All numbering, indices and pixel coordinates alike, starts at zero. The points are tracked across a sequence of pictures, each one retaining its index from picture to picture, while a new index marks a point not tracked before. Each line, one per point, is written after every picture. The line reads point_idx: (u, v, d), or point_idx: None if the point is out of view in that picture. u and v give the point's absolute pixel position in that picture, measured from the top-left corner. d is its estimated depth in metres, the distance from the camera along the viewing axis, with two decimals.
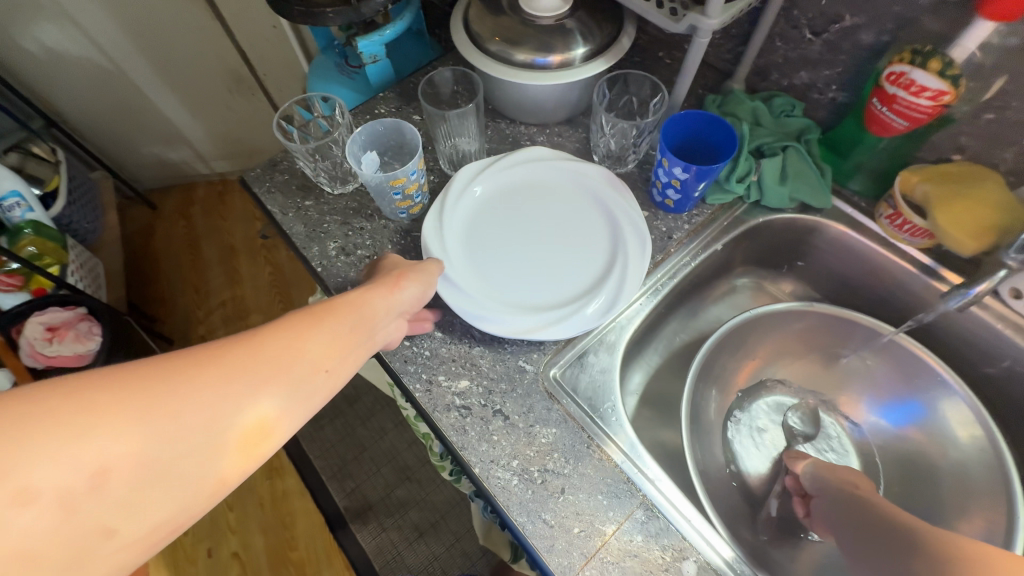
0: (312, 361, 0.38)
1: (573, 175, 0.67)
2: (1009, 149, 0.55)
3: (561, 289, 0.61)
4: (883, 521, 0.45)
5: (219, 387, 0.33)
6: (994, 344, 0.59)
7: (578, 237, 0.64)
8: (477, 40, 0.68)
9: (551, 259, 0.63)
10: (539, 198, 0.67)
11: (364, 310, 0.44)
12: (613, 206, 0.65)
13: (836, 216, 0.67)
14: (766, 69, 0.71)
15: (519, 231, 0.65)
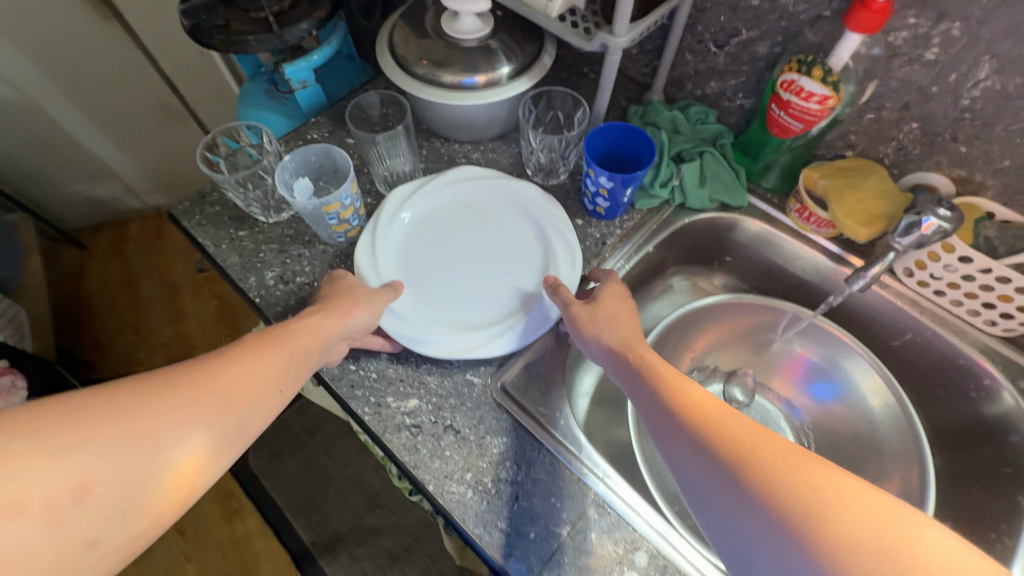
0: (272, 381, 0.45)
1: (503, 190, 0.70)
2: (888, 143, 0.62)
3: (499, 304, 0.63)
4: (667, 394, 0.45)
5: (194, 405, 0.38)
6: (897, 318, 0.66)
7: (510, 251, 0.66)
8: (403, 63, 0.70)
9: (486, 276, 0.65)
10: (473, 216, 0.69)
11: (318, 335, 0.51)
12: (540, 218, 0.67)
13: (754, 212, 0.72)
14: (680, 80, 0.76)
15: (453, 251, 0.66)
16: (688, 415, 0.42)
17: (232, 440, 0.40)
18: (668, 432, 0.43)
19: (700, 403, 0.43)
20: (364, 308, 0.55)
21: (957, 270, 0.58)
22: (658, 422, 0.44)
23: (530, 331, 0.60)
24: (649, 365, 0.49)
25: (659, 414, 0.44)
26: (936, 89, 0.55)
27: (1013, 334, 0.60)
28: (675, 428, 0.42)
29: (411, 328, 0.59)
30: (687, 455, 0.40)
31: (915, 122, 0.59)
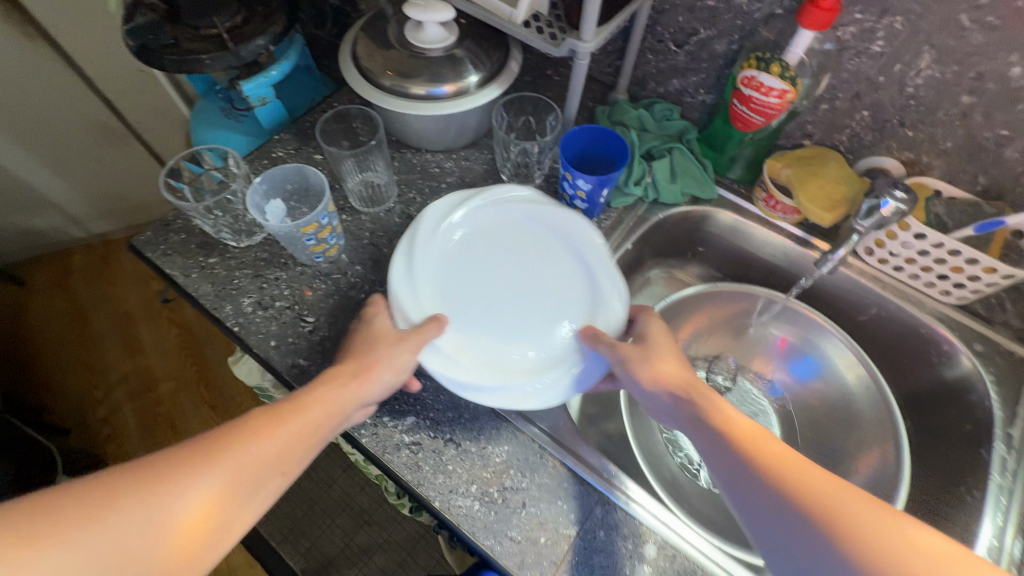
0: (268, 466, 0.43)
1: (542, 217, 0.64)
2: (842, 131, 0.66)
3: (541, 345, 0.58)
4: (734, 440, 0.46)
5: (174, 499, 0.38)
6: (861, 295, 0.70)
7: (554, 283, 0.62)
8: (369, 76, 0.69)
9: (527, 308, 0.60)
10: (510, 242, 0.64)
11: (326, 405, 0.48)
12: (586, 251, 0.62)
13: (722, 203, 0.75)
14: (643, 79, 0.78)
15: (493, 281, 0.61)
16: (757, 466, 0.43)
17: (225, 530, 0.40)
18: (743, 486, 0.44)
19: (767, 451, 0.44)
20: (386, 365, 0.51)
21: (912, 246, 0.63)
22: (730, 474, 0.45)
23: (581, 381, 0.56)
24: (704, 404, 0.50)
25: (727, 462, 0.45)
26: (883, 79, 0.59)
27: (965, 301, 0.65)
28: (750, 482, 0.43)
29: (454, 372, 0.54)
30: (762, 510, 0.42)
31: (866, 110, 0.63)
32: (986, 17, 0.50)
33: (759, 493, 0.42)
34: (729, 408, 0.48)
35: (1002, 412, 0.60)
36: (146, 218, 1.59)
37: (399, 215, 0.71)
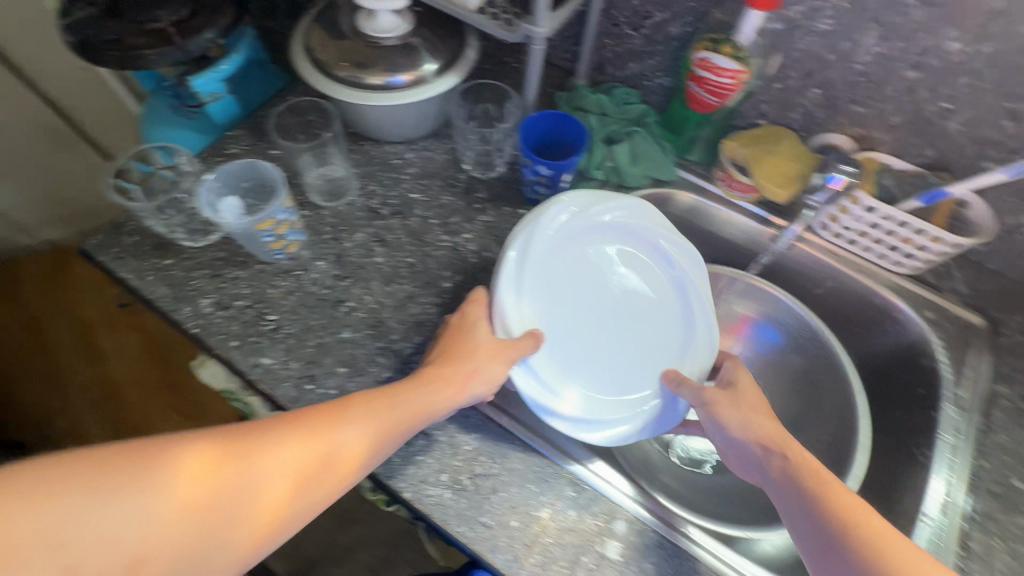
0: (322, 466, 0.44)
1: (659, 239, 0.64)
2: (794, 110, 0.68)
3: (629, 376, 0.61)
4: (825, 503, 0.46)
5: (222, 470, 0.40)
6: (818, 270, 0.72)
7: (645, 312, 0.64)
8: (324, 67, 0.67)
9: (619, 336, 0.63)
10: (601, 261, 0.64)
11: (392, 412, 0.49)
12: (689, 288, 0.64)
13: (683, 185, 0.76)
14: (601, 63, 0.78)
15: (584, 300, 0.63)
16: (847, 530, 0.44)
17: (262, 516, 0.41)
18: (824, 547, 0.45)
19: (857, 518, 0.45)
20: (480, 378, 0.53)
21: (864, 219, 0.65)
22: (814, 529, 0.46)
23: (656, 424, 0.58)
24: (795, 465, 0.50)
25: (812, 525, 0.46)
26: (831, 57, 0.60)
27: (917, 271, 0.68)
28: (834, 544, 0.44)
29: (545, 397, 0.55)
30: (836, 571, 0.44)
31: (816, 88, 0.64)
32: None
33: (843, 556, 0.44)
34: (821, 471, 0.49)
35: (951, 374, 0.63)
36: (100, 221, 1.51)
37: (360, 208, 0.70)
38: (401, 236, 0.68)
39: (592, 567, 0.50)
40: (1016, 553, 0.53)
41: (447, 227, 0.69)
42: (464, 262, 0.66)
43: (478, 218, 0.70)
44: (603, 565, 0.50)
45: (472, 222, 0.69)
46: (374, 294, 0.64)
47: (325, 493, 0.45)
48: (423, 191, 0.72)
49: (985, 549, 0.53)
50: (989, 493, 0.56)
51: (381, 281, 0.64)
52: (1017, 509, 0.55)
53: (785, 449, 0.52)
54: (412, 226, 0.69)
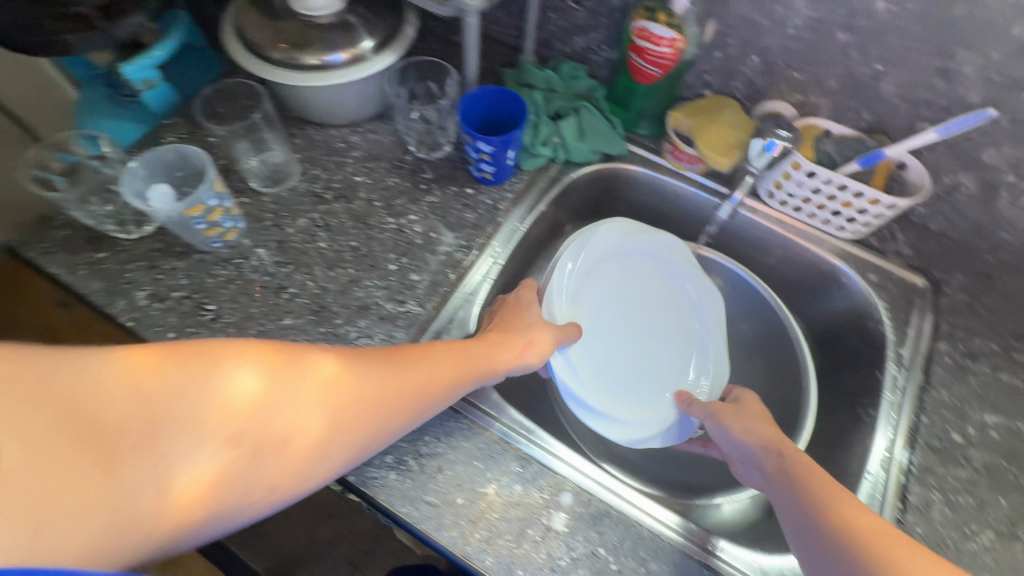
0: (334, 388, 0.44)
1: (689, 272, 0.75)
2: (737, 79, 0.67)
3: (646, 385, 0.69)
4: (833, 513, 0.45)
5: (229, 368, 0.40)
6: (767, 239, 0.73)
7: (665, 335, 0.73)
8: (255, 48, 0.65)
9: (640, 352, 0.72)
10: (644, 280, 0.75)
11: (412, 354, 0.51)
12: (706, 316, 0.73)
13: (633, 159, 0.75)
14: (548, 39, 0.77)
15: (612, 313, 0.73)
16: (854, 535, 0.42)
17: (232, 415, 0.38)
18: (829, 556, 0.43)
19: (867, 525, 0.43)
20: (534, 350, 0.58)
21: (806, 185, 0.65)
22: (806, 524, 0.46)
23: (678, 432, 0.66)
24: (806, 475, 0.49)
25: (817, 532, 0.44)
26: (766, 22, 0.60)
27: (860, 236, 0.69)
28: (838, 551, 0.42)
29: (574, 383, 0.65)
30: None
31: (755, 55, 0.64)
32: None
33: (847, 561, 0.41)
34: (834, 484, 0.48)
35: (893, 334, 0.64)
36: None
37: (303, 193, 0.68)
38: (344, 220, 0.67)
39: (537, 539, 0.50)
40: (955, 504, 0.54)
41: (392, 210, 0.68)
42: (409, 244, 0.65)
43: (424, 199, 0.69)
44: (548, 537, 0.50)
45: (418, 203, 0.68)
46: (317, 280, 0.62)
47: (334, 421, 0.44)
48: (367, 173, 0.70)
49: (923, 502, 0.54)
50: (928, 447, 0.57)
51: (324, 266, 0.63)
52: (956, 462, 0.56)
53: (796, 461, 0.51)
54: (356, 210, 0.67)
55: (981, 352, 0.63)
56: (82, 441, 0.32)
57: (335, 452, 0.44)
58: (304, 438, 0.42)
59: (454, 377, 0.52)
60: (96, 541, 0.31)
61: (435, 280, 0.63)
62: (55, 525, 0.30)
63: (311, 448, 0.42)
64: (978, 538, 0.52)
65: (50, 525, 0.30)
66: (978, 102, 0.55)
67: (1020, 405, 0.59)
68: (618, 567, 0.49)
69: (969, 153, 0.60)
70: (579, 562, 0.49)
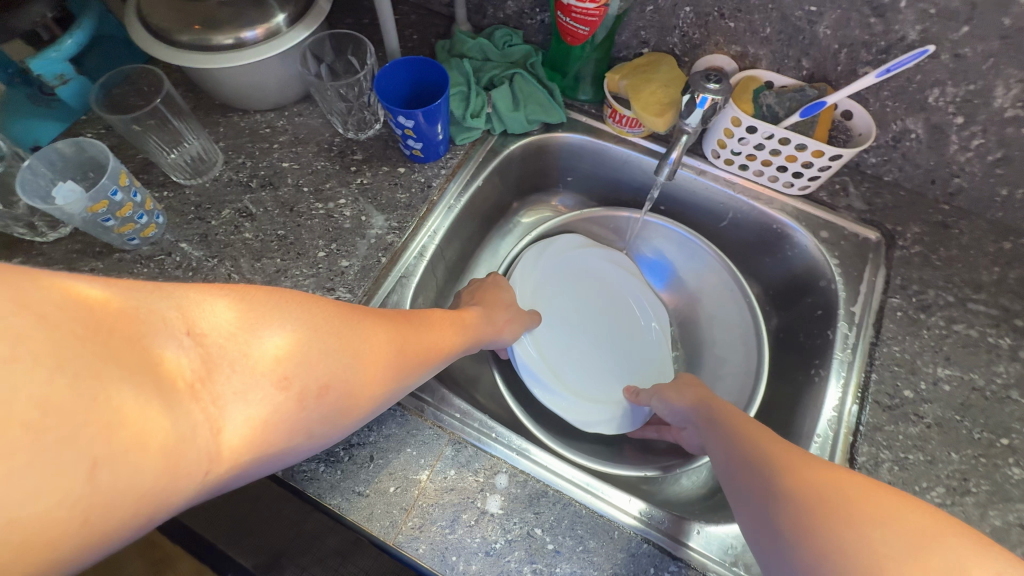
0: (370, 341, 0.43)
1: (641, 282, 0.76)
2: (672, 34, 0.64)
3: (598, 375, 0.69)
4: (753, 448, 0.44)
5: (203, 302, 0.34)
6: (717, 201, 0.71)
7: (622, 330, 0.73)
8: (156, 31, 0.60)
9: (599, 342, 0.71)
10: (595, 283, 0.75)
11: (419, 319, 0.51)
12: (657, 321, 0.74)
13: (575, 126, 0.72)
14: (481, 6, 0.74)
15: (571, 302, 0.73)
16: (758, 454, 0.43)
17: (224, 360, 0.33)
18: (739, 482, 0.43)
19: (781, 450, 0.43)
20: (511, 326, 0.63)
21: (749, 141, 0.62)
22: (724, 460, 0.47)
23: (623, 420, 0.66)
24: (731, 424, 0.49)
25: (737, 469, 0.44)
26: None
27: (809, 190, 0.66)
28: (746, 475, 0.43)
29: (534, 361, 0.67)
30: (758, 504, 0.40)
31: (688, 6, 0.61)
32: None
33: (751, 481, 0.42)
34: (755, 426, 0.48)
35: (845, 291, 0.62)
36: None
37: (228, 182, 0.65)
38: (271, 208, 0.64)
39: (472, 524, 0.48)
40: (904, 462, 0.52)
41: (320, 195, 0.65)
42: (338, 229, 0.63)
43: (354, 180, 0.66)
44: (482, 521, 0.48)
45: (348, 186, 0.66)
46: (242, 271, 0.60)
47: (368, 376, 0.43)
48: (295, 158, 0.67)
49: (871, 461, 0.52)
50: (877, 405, 0.55)
51: (250, 257, 0.61)
52: (907, 418, 0.54)
53: (723, 414, 0.52)
54: (283, 197, 0.65)
55: (936, 304, 0.60)
56: (137, 373, 0.28)
57: (344, 391, 0.41)
58: (343, 391, 0.41)
59: (451, 344, 0.53)
60: (155, 484, 0.27)
61: (366, 264, 0.61)
62: (118, 462, 0.25)
63: (318, 388, 0.39)
64: (927, 495, 0.50)
65: (113, 462, 0.25)
66: (917, 40, 0.53)
67: (976, 357, 0.57)
68: (555, 547, 0.48)
69: (913, 95, 0.58)
70: (514, 545, 0.48)
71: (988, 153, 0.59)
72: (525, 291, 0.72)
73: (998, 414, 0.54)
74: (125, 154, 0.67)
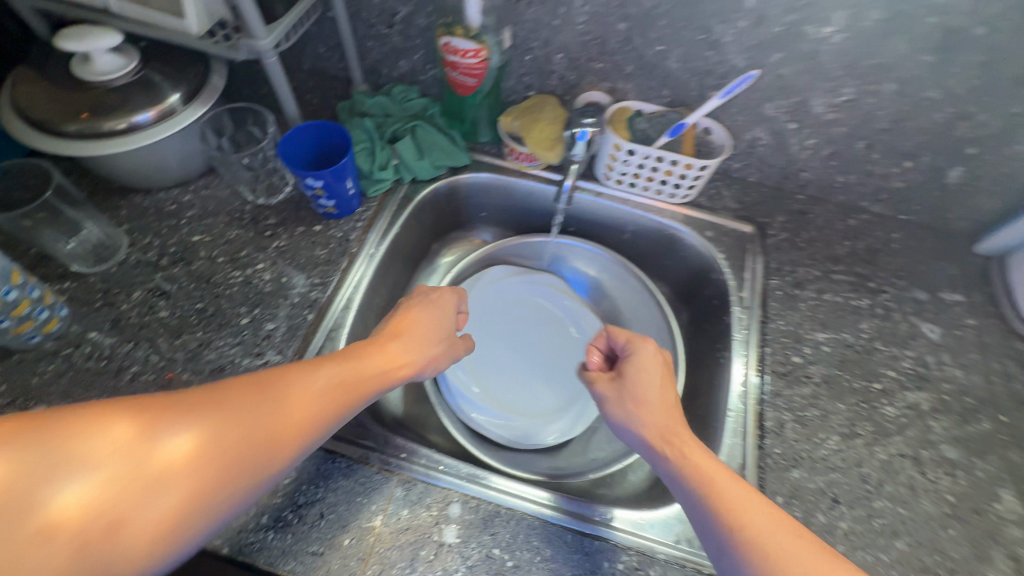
0: (288, 412, 0.42)
1: (561, 295, 0.81)
2: (550, 78, 0.73)
3: (531, 390, 0.73)
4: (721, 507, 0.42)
5: (114, 421, 0.35)
6: (617, 218, 0.79)
7: (548, 343, 0.77)
8: (39, 124, 0.59)
9: (527, 359, 0.75)
10: (514, 304, 0.79)
11: (352, 370, 0.47)
12: (580, 324, 0.78)
13: (479, 166, 0.78)
14: (375, 67, 0.79)
15: (496, 326, 0.77)
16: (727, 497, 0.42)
17: (130, 476, 0.34)
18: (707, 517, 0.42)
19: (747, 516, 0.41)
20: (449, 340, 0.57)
21: (631, 162, 0.71)
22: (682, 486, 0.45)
23: (563, 432, 0.70)
24: (693, 465, 0.45)
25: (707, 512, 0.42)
26: (558, 22, 0.66)
27: (689, 198, 0.75)
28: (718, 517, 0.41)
29: (466, 390, 0.70)
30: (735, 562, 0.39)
31: (559, 53, 0.69)
32: None
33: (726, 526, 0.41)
34: (722, 471, 0.44)
35: (734, 281, 0.71)
36: None
37: (136, 264, 0.64)
38: (185, 282, 0.63)
39: (431, 559, 0.49)
40: (803, 419, 0.59)
41: (236, 262, 0.65)
42: (259, 293, 0.63)
43: (270, 245, 0.67)
44: (441, 553, 0.49)
45: (265, 250, 0.66)
46: (161, 352, 0.58)
47: (287, 448, 0.41)
48: (205, 231, 0.67)
49: (776, 424, 0.59)
50: (774, 374, 0.63)
51: (168, 335, 0.59)
52: (798, 381, 0.62)
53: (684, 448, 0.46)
54: (197, 270, 0.64)
55: (806, 280, 0.70)
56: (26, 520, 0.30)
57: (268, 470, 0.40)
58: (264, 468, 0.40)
59: (388, 382, 0.49)
60: None
61: (292, 323, 0.61)
62: None
63: (241, 476, 0.39)
64: (826, 444, 0.58)
65: None
66: (745, 65, 0.63)
67: (844, 319, 0.67)
68: (514, 563, 0.49)
69: (754, 110, 0.68)
70: (475, 569, 0.49)
71: (820, 150, 0.71)
72: None
73: (868, 364, 0.64)
74: (17, 250, 0.64)
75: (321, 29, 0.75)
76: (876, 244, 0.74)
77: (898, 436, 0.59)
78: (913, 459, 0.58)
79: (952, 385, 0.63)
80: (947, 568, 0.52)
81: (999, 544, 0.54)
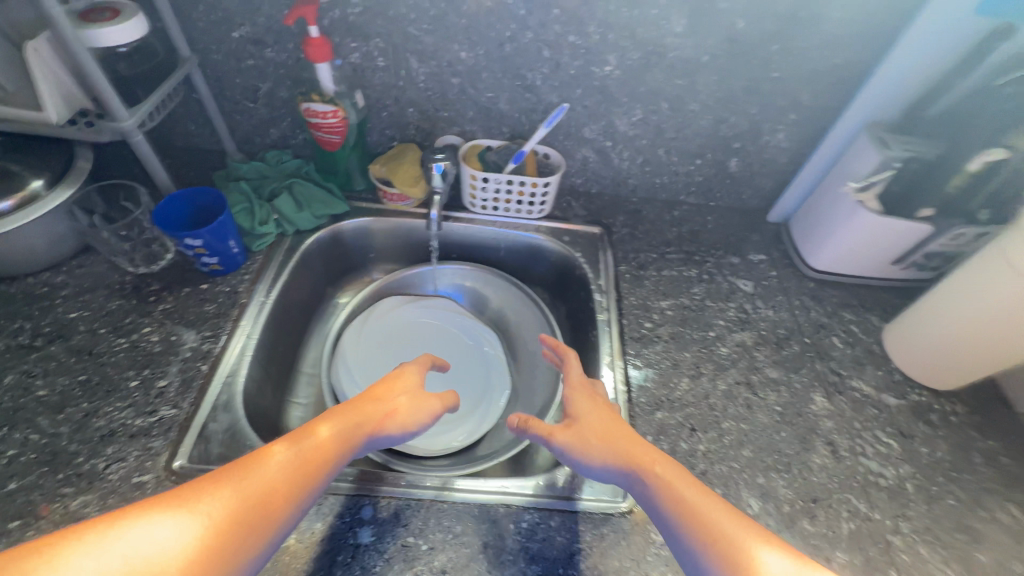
0: (257, 487, 0.42)
1: (452, 314, 0.89)
2: (408, 128, 0.84)
3: None
4: (690, 517, 0.45)
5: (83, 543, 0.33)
6: (489, 238, 0.90)
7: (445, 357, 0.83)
8: None
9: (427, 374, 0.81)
10: (410, 329, 0.86)
11: (324, 436, 0.48)
12: (472, 335, 0.87)
13: (358, 211, 0.86)
14: (247, 138, 0.86)
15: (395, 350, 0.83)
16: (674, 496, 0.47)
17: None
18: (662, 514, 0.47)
19: (715, 521, 0.44)
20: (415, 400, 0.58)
21: (489, 188, 0.83)
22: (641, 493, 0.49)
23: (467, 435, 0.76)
24: (663, 481, 0.48)
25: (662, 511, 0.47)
26: (404, 83, 0.78)
27: (546, 211, 0.89)
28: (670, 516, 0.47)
29: None
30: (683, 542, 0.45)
31: (410, 108, 0.81)
32: (422, 26, 0.71)
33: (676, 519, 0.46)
34: (689, 484, 0.48)
35: (591, 272, 0.84)
36: None
37: (5, 350, 0.63)
38: (64, 358, 0.63)
39: (349, 560, 0.52)
40: (658, 370, 0.71)
41: (120, 330, 0.66)
42: (148, 354, 0.64)
43: (155, 309, 0.69)
44: (358, 553, 0.53)
45: (150, 314, 0.68)
46: (43, 429, 0.57)
47: (268, 518, 0.41)
48: (83, 306, 0.68)
49: (638, 378, 0.70)
50: (632, 339, 0.75)
51: (49, 412, 0.58)
52: (651, 341, 0.75)
53: (652, 469, 0.50)
54: (77, 344, 0.64)
55: (647, 262, 0.85)
56: None
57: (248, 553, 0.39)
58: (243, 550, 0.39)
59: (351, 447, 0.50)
60: None
61: (186, 377, 0.63)
62: None
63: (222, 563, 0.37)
64: (678, 385, 0.70)
65: None
66: (558, 100, 0.79)
67: (680, 287, 0.82)
68: (428, 545, 0.54)
69: (576, 134, 0.84)
70: (392, 559, 0.52)
71: (636, 159, 0.88)
72: (352, 355, 0.80)
73: (702, 318, 0.78)
74: None
75: (188, 109, 0.82)
76: (696, 227, 0.91)
77: (732, 368, 0.73)
78: (746, 383, 0.71)
79: (767, 322, 0.79)
80: (783, 462, 0.64)
81: (819, 435, 0.67)
